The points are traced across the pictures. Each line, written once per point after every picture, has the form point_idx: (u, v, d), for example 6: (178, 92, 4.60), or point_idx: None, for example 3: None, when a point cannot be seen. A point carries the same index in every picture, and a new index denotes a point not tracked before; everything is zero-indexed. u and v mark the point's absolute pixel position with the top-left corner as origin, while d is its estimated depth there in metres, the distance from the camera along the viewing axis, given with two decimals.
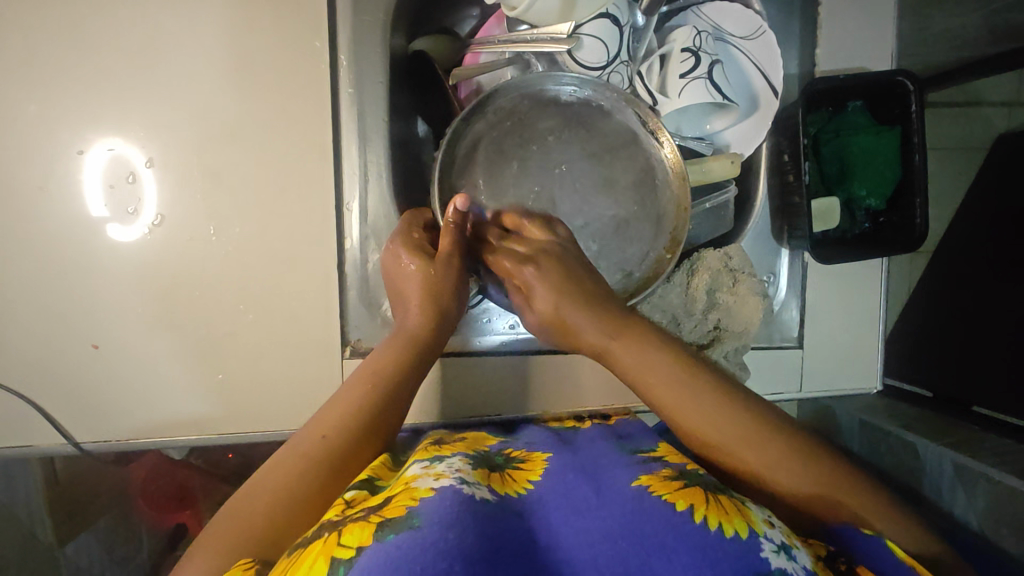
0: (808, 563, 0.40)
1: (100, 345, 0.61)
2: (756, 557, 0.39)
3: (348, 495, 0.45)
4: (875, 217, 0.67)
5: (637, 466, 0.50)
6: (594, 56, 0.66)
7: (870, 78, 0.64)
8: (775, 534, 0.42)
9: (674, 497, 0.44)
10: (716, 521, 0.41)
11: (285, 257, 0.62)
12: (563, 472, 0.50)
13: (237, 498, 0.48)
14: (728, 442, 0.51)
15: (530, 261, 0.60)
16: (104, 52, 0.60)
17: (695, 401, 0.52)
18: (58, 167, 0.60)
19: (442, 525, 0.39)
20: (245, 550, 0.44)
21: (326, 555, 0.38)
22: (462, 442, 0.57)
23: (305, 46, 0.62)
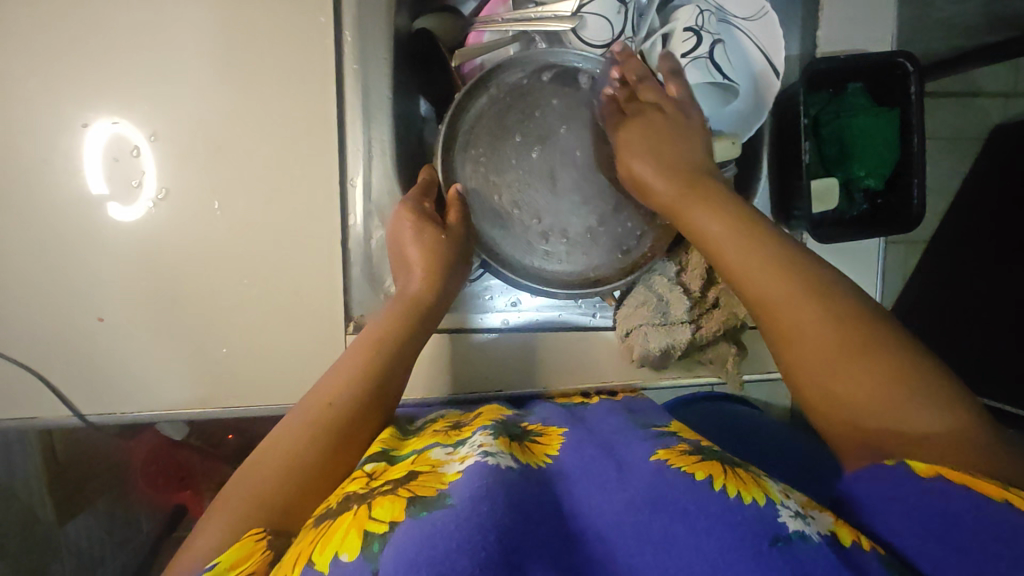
0: (827, 527, 0.39)
1: (104, 319, 0.62)
2: (772, 522, 0.39)
3: (368, 468, 0.47)
4: (873, 198, 0.69)
5: (652, 440, 0.51)
6: (598, 34, 0.68)
7: (871, 59, 0.64)
8: (794, 504, 0.41)
9: (694, 468, 0.44)
10: (734, 489, 0.41)
11: (289, 232, 0.63)
12: (582, 446, 0.51)
13: (246, 469, 0.48)
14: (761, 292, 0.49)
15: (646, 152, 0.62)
16: (106, 25, 0.60)
17: (773, 273, 0.49)
18: (62, 140, 0.60)
19: (475, 499, 0.40)
20: (256, 521, 0.44)
21: (359, 527, 0.39)
22: (478, 416, 0.58)
23: (310, 22, 0.62)
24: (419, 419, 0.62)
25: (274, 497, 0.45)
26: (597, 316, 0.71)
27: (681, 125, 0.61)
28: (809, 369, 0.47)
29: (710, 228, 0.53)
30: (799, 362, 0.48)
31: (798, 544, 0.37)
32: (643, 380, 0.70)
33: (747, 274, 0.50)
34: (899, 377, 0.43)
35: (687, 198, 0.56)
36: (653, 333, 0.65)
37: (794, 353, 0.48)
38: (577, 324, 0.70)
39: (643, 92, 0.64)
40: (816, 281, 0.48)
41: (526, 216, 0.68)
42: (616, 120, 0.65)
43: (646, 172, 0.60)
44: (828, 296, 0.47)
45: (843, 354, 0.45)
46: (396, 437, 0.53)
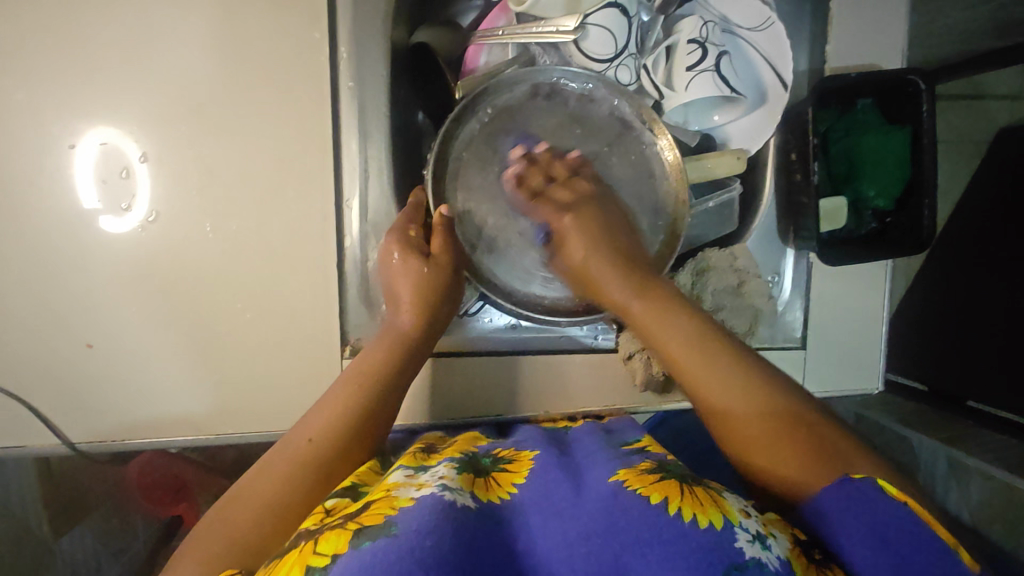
0: (783, 553, 0.40)
1: (94, 344, 0.60)
2: (729, 548, 0.39)
3: (329, 504, 0.45)
4: (881, 217, 0.66)
5: (619, 461, 0.50)
6: (600, 47, 0.64)
7: (882, 75, 0.63)
8: (751, 525, 0.41)
9: (650, 490, 0.43)
10: (690, 513, 0.41)
11: (283, 254, 0.61)
12: (546, 470, 0.49)
13: (221, 506, 0.47)
14: (720, 407, 0.50)
15: (569, 209, 0.62)
16: (96, 43, 0.58)
17: (680, 317, 0.54)
18: (50, 162, 0.58)
19: (420, 532, 0.39)
20: (228, 560, 0.43)
21: (302, 563, 0.39)
22: (451, 444, 0.57)
23: (305, 38, 0.60)
24: (405, 446, 0.61)
25: (247, 536, 0.45)
26: (601, 338, 0.69)
27: (587, 203, 0.62)
28: (717, 397, 0.50)
29: (579, 251, 0.61)
30: (747, 444, 0.48)
31: (753, 571, 0.38)
32: (646, 404, 0.69)
33: (688, 369, 0.51)
34: (795, 441, 0.46)
35: (632, 296, 0.56)
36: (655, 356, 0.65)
37: (700, 378, 0.51)
38: (580, 347, 0.69)
39: (555, 168, 0.65)
40: (739, 361, 0.51)
41: (523, 246, 0.66)
42: (546, 212, 0.63)
43: (571, 236, 0.61)
44: (734, 341, 0.52)
45: (759, 412, 0.48)
46: (376, 470, 0.52)
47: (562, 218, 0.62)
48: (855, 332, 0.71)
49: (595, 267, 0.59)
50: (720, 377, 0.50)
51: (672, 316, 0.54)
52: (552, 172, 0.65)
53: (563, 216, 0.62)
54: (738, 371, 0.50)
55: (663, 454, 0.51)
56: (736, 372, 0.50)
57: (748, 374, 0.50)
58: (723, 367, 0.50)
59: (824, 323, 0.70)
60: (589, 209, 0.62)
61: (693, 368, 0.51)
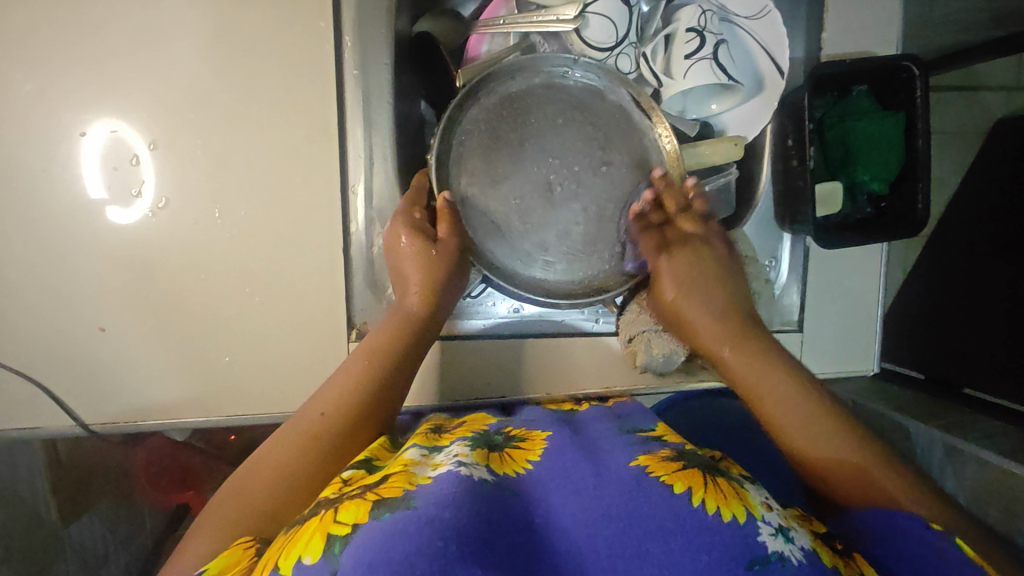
0: (806, 545, 0.42)
1: (106, 328, 0.61)
2: (751, 541, 0.40)
3: (346, 474, 0.47)
4: (877, 201, 0.69)
5: (636, 446, 0.51)
6: (600, 34, 0.66)
7: (877, 62, 0.64)
8: (772, 519, 0.43)
9: (673, 479, 0.45)
10: (714, 505, 0.42)
11: (290, 239, 0.62)
12: (562, 451, 0.51)
13: (237, 476, 0.49)
14: (758, 391, 0.55)
15: (663, 221, 0.67)
16: (106, 32, 0.59)
17: (775, 371, 0.55)
18: (61, 149, 0.59)
19: (438, 505, 0.41)
20: (243, 529, 0.45)
21: (324, 531, 0.40)
22: (462, 425, 0.58)
23: (310, 27, 0.61)
24: (410, 429, 0.62)
25: (261, 506, 0.47)
26: (600, 321, 0.71)
27: (710, 237, 0.66)
28: (773, 402, 0.54)
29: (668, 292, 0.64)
30: (774, 420, 0.53)
31: (775, 564, 0.39)
32: (645, 385, 0.70)
33: (738, 368, 0.57)
34: (816, 428, 0.51)
35: (679, 286, 0.63)
36: (657, 340, 0.67)
37: (745, 372, 0.56)
38: (580, 330, 0.70)
39: (686, 220, 0.66)
40: (795, 374, 0.55)
41: (526, 229, 0.67)
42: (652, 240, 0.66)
43: (645, 234, 0.66)
44: (782, 353, 0.57)
45: (811, 414, 0.52)
46: (387, 447, 0.54)
47: (656, 260, 0.66)
48: (852, 316, 0.72)
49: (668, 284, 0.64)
50: (767, 366, 0.55)
51: (704, 301, 0.62)
52: (653, 213, 0.67)
53: (659, 257, 0.66)
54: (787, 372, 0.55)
55: (682, 443, 0.52)
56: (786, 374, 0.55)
57: (796, 378, 0.54)
58: (765, 358, 0.56)
59: (821, 307, 0.72)
60: (686, 218, 0.66)
61: (743, 373, 0.56)
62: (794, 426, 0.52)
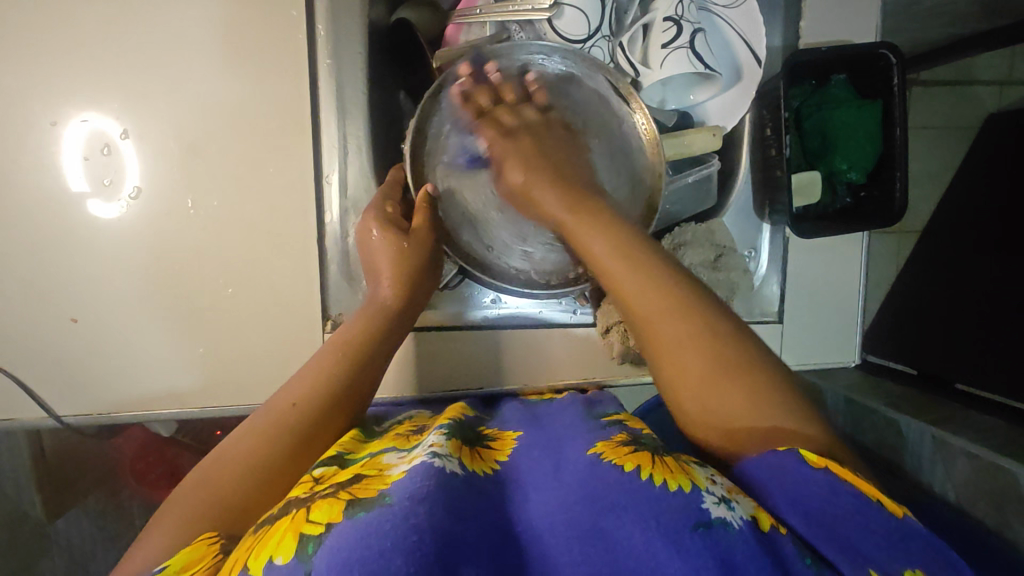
0: (749, 512, 0.38)
1: (79, 319, 0.61)
2: (696, 507, 0.39)
3: (317, 472, 0.47)
4: (856, 191, 0.68)
5: (595, 432, 0.51)
6: (574, 27, 0.67)
7: (850, 51, 0.63)
8: (718, 489, 0.41)
9: (623, 460, 0.44)
10: (661, 478, 0.42)
11: (264, 230, 0.62)
12: (530, 450, 0.51)
13: (204, 467, 0.49)
14: (676, 362, 0.46)
15: (527, 188, 0.58)
16: (76, 21, 0.59)
17: (603, 230, 0.52)
18: (32, 139, 0.59)
19: (412, 501, 0.40)
20: (209, 523, 0.45)
21: (296, 530, 0.39)
22: (438, 420, 0.57)
23: (282, 16, 0.61)
24: (387, 419, 0.62)
25: (224, 498, 0.46)
26: (578, 313, 0.70)
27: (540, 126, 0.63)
28: (660, 321, 0.47)
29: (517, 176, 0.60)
30: (688, 385, 0.45)
31: (718, 529, 0.37)
32: (624, 376, 0.70)
33: (662, 339, 0.46)
34: (751, 387, 0.43)
35: (619, 258, 0.50)
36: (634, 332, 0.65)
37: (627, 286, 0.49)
38: (557, 322, 0.70)
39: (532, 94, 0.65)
40: (713, 331, 0.46)
41: (502, 224, 0.66)
42: (511, 185, 0.60)
43: (536, 190, 0.58)
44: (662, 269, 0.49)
45: (705, 373, 0.44)
46: (359, 439, 0.54)
47: (511, 173, 0.60)
48: (833, 307, 0.72)
49: (583, 236, 0.53)
50: (683, 320, 0.46)
51: (599, 240, 0.51)
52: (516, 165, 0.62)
53: (504, 137, 0.62)
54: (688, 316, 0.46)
55: (640, 428, 0.51)
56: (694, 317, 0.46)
57: (717, 345, 0.45)
58: (686, 316, 0.46)
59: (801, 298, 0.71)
60: (558, 180, 0.57)
61: (672, 352, 0.46)
62: (724, 407, 0.43)
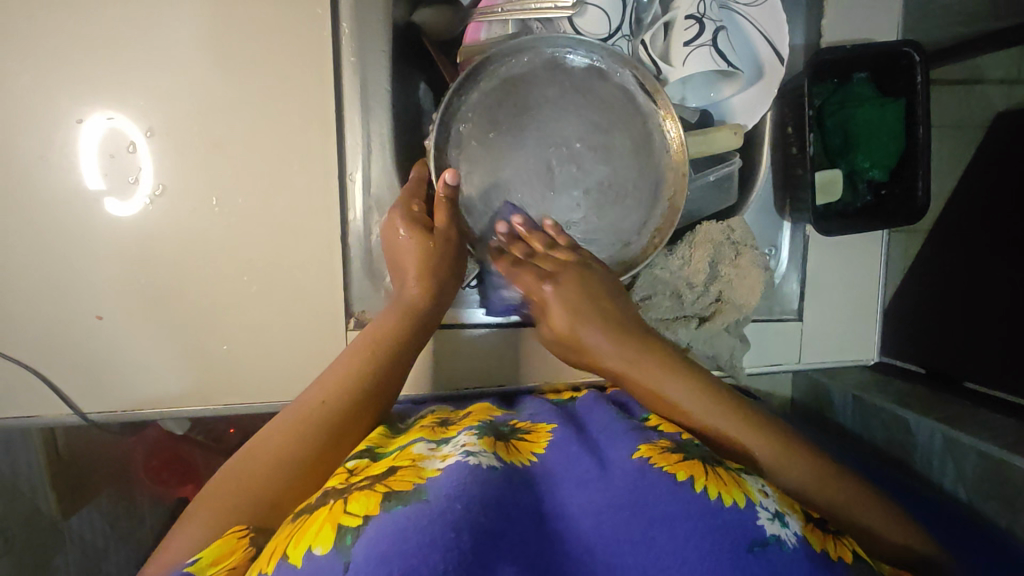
0: (799, 530, 0.43)
1: (103, 316, 0.61)
2: (750, 526, 0.41)
3: (349, 465, 0.47)
4: (877, 189, 0.68)
5: (636, 434, 0.50)
6: (593, 26, 0.67)
7: (877, 48, 0.63)
8: (770, 504, 0.44)
9: (674, 467, 0.45)
10: (715, 491, 0.43)
11: (288, 228, 0.62)
12: (566, 443, 0.51)
13: (235, 462, 0.49)
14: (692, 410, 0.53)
15: (552, 279, 0.62)
16: (100, 18, 0.58)
17: (604, 326, 0.58)
18: (57, 136, 0.59)
19: (450, 497, 0.41)
20: (240, 517, 0.45)
21: (333, 521, 0.40)
22: (467, 416, 0.57)
23: (306, 15, 0.61)
24: (412, 415, 0.62)
25: (258, 494, 0.47)
26: None
27: (573, 260, 0.63)
28: (664, 393, 0.54)
29: (547, 284, 0.62)
30: (730, 439, 0.51)
31: (772, 548, 0.40)
32: None
33: (663, 390, 0.54)
34: (737, 437, 0.51)
35: (623, 362, 0.56)
36: None
37: (648, 378, 0.55)
38: None
39: (556, 250, 0.63)
40: (712, 390, 0.53)
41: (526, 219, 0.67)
42: (527, 282, 0.64)
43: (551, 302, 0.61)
44: (643, 335, 0.58)
45: (730, 429, 0.51)
46: (385, 435, 0.53)
47: (543, 288, 0.62)
48: (852, 305, 0.72)
49: (586, 334, 0.58)
50: (675, 378, 0.54)
51: (594, 337, 0.58)
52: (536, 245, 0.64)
53: (545, 287, 0.62)
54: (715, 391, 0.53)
55: (680, 432, 0.51)
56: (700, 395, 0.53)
57: (705, 394, 0.53)
58: (697, 393, 0.53)
59: (820, 297, 0.71)
60: (573, 277, 0.61)
61: (669, 393, 0.54)
62: (740, 447, 0.51)
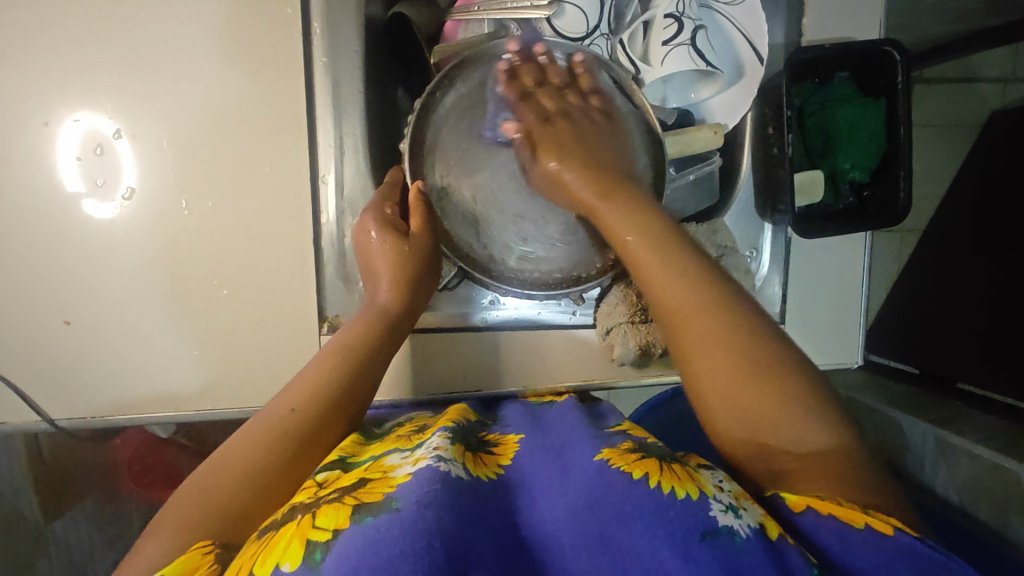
0: (756, 521, 0.39)
1: (72, 321, 0.60)
2: (703, 516, 0.39)
3: (320, 477, 0.46)
4: (859, 191, 0.67)
5: (601, 439, 0.50)
6: (573, 24, 0.67)
7: (856, 47, 0.62)
8: (725, 496, 0.41)
9: (632, 467, 0.44)
10: (670, 485, 0.41)
11: (260, 231, 0.61)
12: (534, 453, 0.50)
13: (202, 473, 0.48)
14: (691, 325, 0.47)
15: (563, 164, 0.59)
16: (67, 20, 0.58)
17: (662, 256, 0.49)
18: (24, 140, 0.58)
19: (421, 505, 0.39)
20: (204, 532, 0.44)
21: (301, 537, 0.39)
22: (441, 419, 0.57)
23: (277, 14, 0.60)
24: (387, 422, 0.61)
25: (224, 508, 0.45)
26: (579, 314, 0.70)
27: (570, 142, 0.61)
28: (699, 346, 0.46)
29: (627, 238, 0.52)
30: (713, 388, 0.45)
31: (725, 537, 0.38)
32: (624, 378, 0.69)
33: (699, 351, 0.46)
34: (738, 372, 0.44)
35: (652, 279, 0.49)
36: (632, 332, 0.65)
37: (694, 328, 0.47)
38: (556, 324, 0.69)
39: (579, 147, 0.60)
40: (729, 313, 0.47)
41: (503, 222, 0.65)
42: (545, 145, 0.61)
43: (582, 187, 0.57)
44: (713, 282, 0.48)
45: (757, 389, 0.44)
46: (357, 444, 0.53)
47: (550, 162, 0.60)
48: (836, 308, 0.71)
49: (603, 210, 0.54)
50: (713, 316, 0.46)
51: (670, 270, 0.49)
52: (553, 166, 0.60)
53: (546, 159, 0.60)
54: (728, 325, 0.46)
55: (645, 436, 0.51)
56: (733, 332, 0.46)
57: (734, 328, 0.46)
58: (719, 314, 0.46)
59: (804, 298, 0.70)
60: (584, 166, 0.58)
61: (687, 324, 0.47)
62: (742, 406, 0.44)
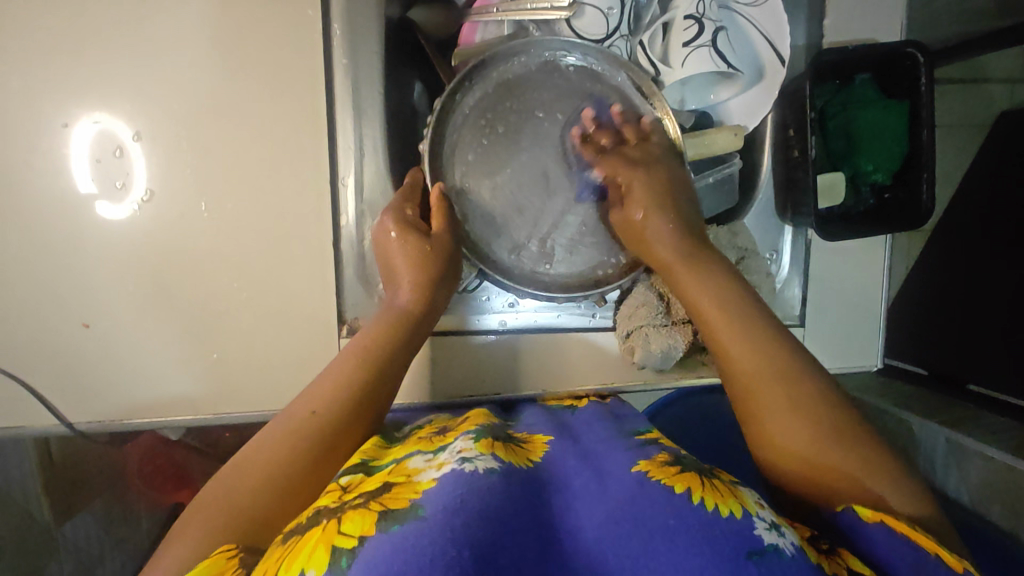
0: (798, 541, 0.40)
1: (91, 325, 0.60)
2: (748, 534, 0.39)
3: (343, 481, 0.45)
4: (880, 192, 0.66)
5: (635, 451, 0.50)
6: (593, 26, 0.66)
7: (879, 49, 0.62)
8: (768, 515, 0.41)
9: (673, 481, 0.44)
10: (711, 501, 0.41)
11: (279, 233, 0.61)
12: (564, 459, 0.50)
13: (224, 474, 0.48)
14: (749, 367, 0.50)
15: (639, 165, 0.62)
16: (86, 21, 0.57)
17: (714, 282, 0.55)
18: (42, 142, 0.58)
19: (448, 512, 0.39)
20: (227, 533, 0.43)
21: (327, 543, 0.38)
22: (465, 421, 0.56)
23: (297, 15, 0.60)
24: (408, 425, 0.61)
25: (247, 510, 0.45)
26: (598, 316, 0.69)
27: (654, 163, 0.62)
28: (762, 387, 0.49)
29: (701, 298, 0.55)
30: (755, 389, 0.50)
31: (771, 556, 0.37)
32: (643, 382, 0.69)
33: (735, 358, 0.51)
34: (795, 404, 0.48)
35: (717, 308, 0.53)
36: (654, 335, 0.65)
37: (725, 337, 0.52)
38: (576, 326, 0.69)
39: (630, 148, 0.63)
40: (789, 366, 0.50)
41: (523, 222, 0.65)
42: (613, 164, 0.62)
43: (637, 187, 0.61)
44: (753, 307, 0.53)
45: (826, 426, 0.46)
46: (380, 446, 0.52)
47: (631, 176, 0.62)
48: (854, 309, 0.71)
49: (653, 228, 0.59)
50: (767, 351, 0.50)
51: (745, 339, 0.51)
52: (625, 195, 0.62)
53: (634, 172, 0.61)
54: (773, 353, 0.50)
55: (678, 445, 0.51)
56: (804, 375, 0.49)
57: (782, 372, 0.49)
58: (771, 342, 0.51)
59: (822, 300, 0.70)
60: (659, 180, 0.61)
61: (741, 358, 0.51)
62: (793, 434, 0.47)
